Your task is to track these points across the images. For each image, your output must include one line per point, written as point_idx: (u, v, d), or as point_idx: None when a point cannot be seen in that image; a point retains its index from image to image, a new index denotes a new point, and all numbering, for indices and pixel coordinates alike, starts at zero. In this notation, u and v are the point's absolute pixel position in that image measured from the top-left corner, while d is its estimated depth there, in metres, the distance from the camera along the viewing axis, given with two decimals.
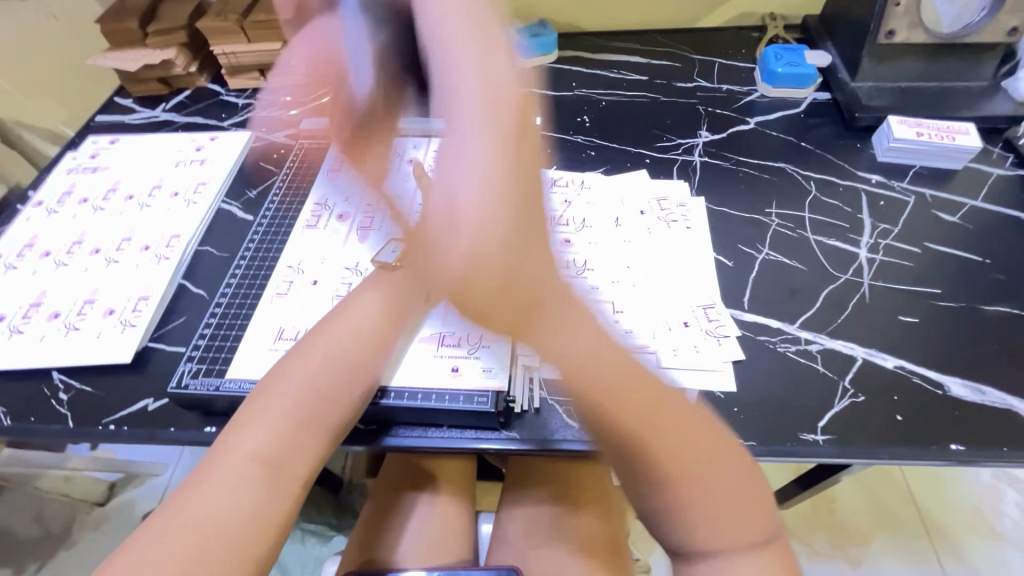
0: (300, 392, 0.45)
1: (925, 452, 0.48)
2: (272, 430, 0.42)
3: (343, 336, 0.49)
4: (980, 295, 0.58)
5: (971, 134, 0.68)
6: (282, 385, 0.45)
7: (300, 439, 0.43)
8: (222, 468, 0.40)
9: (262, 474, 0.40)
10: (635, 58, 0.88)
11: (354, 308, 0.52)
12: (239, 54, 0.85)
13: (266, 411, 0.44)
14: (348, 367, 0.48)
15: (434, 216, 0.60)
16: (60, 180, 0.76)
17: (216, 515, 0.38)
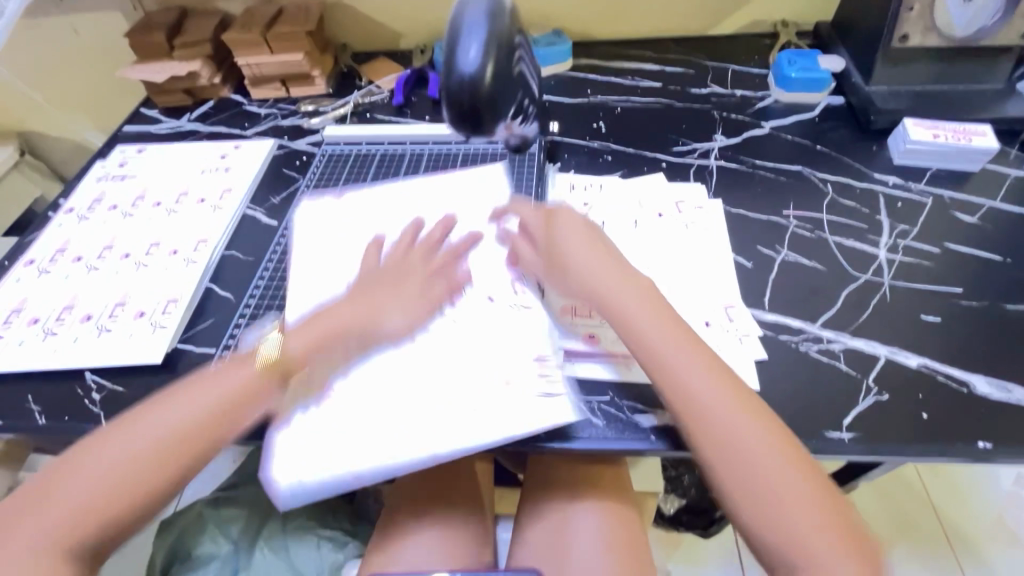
0: (160, 437, 0.46)
1: (952, 449, 0.48)
2: (125, 465, 0.45)
3: (206, 395, 0.49)
4: (1002, 294, 0.58)
5: (987, 135, 0.68)
6: (145, 424, 0.47)
7: (155, 480, 0.45)
8: (84, 468, 0.45)
9: (102, 493, 0.44)
10: (649, 65, 0.89)
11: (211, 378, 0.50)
12: (262, 65, 0.88)
13: (128, 444, 0.46)
14: (198, 422, 0.47)
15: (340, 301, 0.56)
16: (90, 188, 0.79)
17: (52, 539, 0.42)
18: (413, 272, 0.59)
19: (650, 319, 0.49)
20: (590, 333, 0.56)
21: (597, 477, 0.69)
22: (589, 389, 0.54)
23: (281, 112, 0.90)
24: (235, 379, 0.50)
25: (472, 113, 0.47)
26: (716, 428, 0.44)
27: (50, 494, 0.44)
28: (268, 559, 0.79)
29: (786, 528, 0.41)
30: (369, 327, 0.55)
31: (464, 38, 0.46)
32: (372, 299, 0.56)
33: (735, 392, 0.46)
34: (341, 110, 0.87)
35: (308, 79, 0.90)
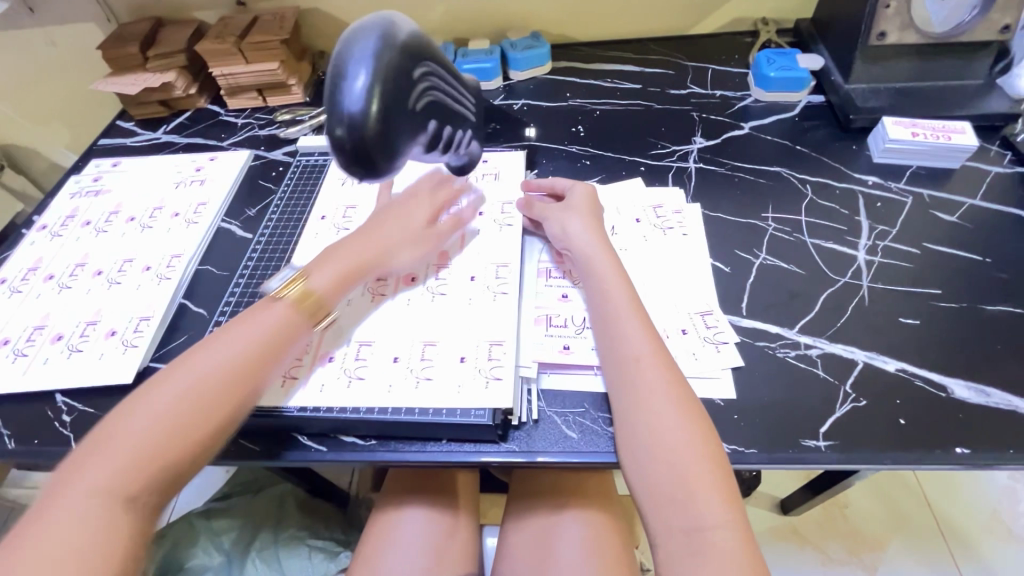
0: (215, 372, 0.46)
1: (930, 456, 0.47)
2: (186, 399, 0.44)
3: (241, 341, 0.49)
4: (982, 295, 0.57)
5: (966, 133, 0.68)
6: (197, 362, 0.47)
7: (213, 415, 0.45)
8: (104, 450, 0.42)
9: (128, 470, 0.41)
10: (629, 67, 0.88)
11: (248, 320, 0.51)
12: (237, 75, 0.86)
13: (184, 381, 0.45)
14: (235, 374, 0.47)
15: (352, 237, 0.59)
16: (63, 204, 0.78)
17: (113, 481, 0.41)
18: (417, 208, 0.63)
19: (619, 299, 0.53)
20: (564, 344, 0.56)
21: (581, 487, 0.68)
22: (564, 401, 0.53)
23: (258, 122, 0.89)
24: (281, 314, 0.52)
25: (360, 151, 0.45)
26: (642, 413, 0.46)
27: (106, 442, 0.42)
28: (259, 569, 0.86)
29: (696, 523, 0.42)
30: (384, 259, 0.59)
31: (349, 72, 0.43)
32: (382, 236, 0.59)
33: (677, 387, 0.47)
34: (318, 119, 0.87)
35: (285, 88, 0.89)
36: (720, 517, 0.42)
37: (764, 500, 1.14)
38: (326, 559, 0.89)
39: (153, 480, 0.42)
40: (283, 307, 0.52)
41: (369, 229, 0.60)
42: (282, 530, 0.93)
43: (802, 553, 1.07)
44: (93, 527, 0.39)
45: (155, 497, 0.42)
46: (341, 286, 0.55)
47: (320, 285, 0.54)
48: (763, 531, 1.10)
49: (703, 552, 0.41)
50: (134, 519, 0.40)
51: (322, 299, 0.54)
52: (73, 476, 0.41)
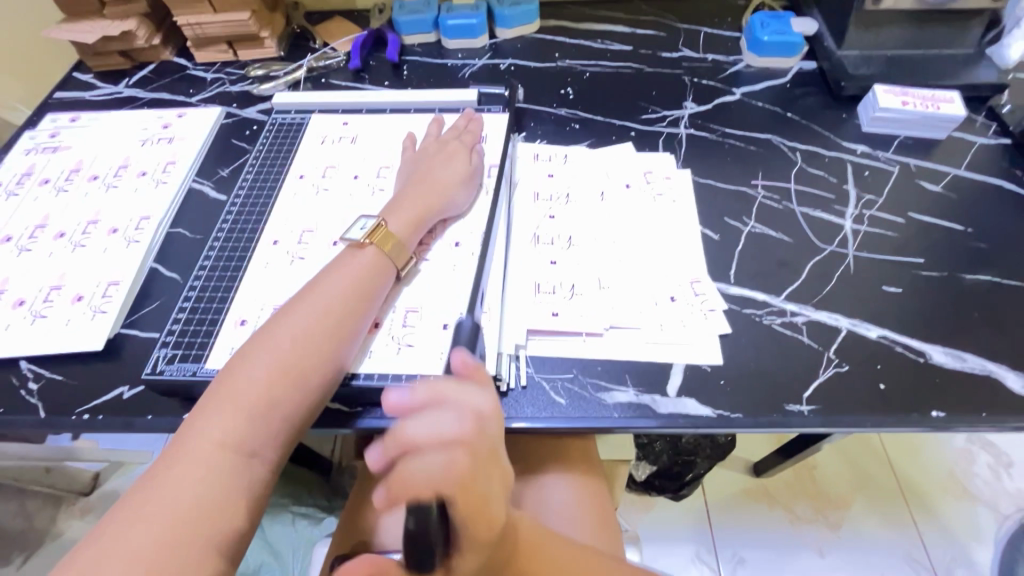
0: (312, 331, 0.47)
1: (907, 419, 0.49)
2: (287, 360, 0.46)
3: (311, 319, 0.48)
4: (962, 264, 0.58)
5: (955, 102, 0.68)
6: (291, 322, 0.48)
7: (316, 375, 0.46)
8: (186, 457, 0.41)
9: (226, 461, 0.42)
10: (620, 28, 0.85)
11: (318, 290, 0.50)
12: (205, 25, 0.80)
13: (288, 341, 0.47)
14: (314, 354, 0.47)
15: (406, 188, 0.59)
16: (18, 161, 0.73)
17: (233, 435, 0.43)
18: (459, 150, 0.63)
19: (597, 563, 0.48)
20: (553, 309, 0.55)
21: (567, 452, 0.69)
22: (552, 367, 0.53)
23: (229, 77, 0.83)
24: (364, 264, 0.52)
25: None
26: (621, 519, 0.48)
27: (222, 398, 0.44)
28: None
29: None
30: (434, 214, 0.58)
31: None
32: (438, 179, 0.59)
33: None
34: (293, 75, 0.82)
35: (257, 41, 0.83)
36: None
37: (738, 463, 1.18)
38: (310, 525, 0.93)
39: (267, 436, 0.44)
40: (366, 257, 0.52)
41: (423, 177, 0.60)
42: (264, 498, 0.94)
43: (772, 512, 1.12)
44: (219, 478, 0.41)
45: (272, 452, 0.44)
46: (413, 229, 0.56)
47: (395, 231, 0.55)
48: (736, 493, 1.14)
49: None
50: (256, 472, 0.43)
51: (400, 246, 0.54)
52: (195, 430, 0.43)
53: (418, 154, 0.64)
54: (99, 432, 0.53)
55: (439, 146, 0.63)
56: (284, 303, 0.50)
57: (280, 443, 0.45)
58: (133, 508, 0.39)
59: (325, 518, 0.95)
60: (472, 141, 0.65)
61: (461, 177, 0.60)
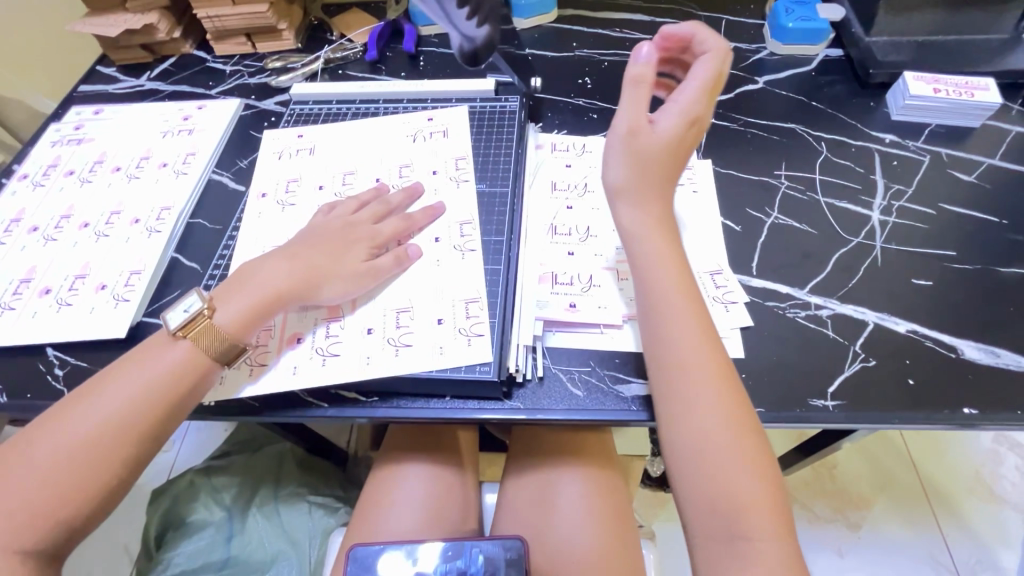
0: (116, 414, 0.43)
1: (937, 416, 0.47)
2: (64, 455, 0.41)
3: (95, 403, 0.43)
4: (995, 256, 0.56)
5: (989, 90, 0.65)
6: (83, 409, 0.43)
7: (109, 458, 0.42)
8: None
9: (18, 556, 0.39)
10: (639, 16, 0.84)
11: (118, 375, 0.45)
12: (224, 18, 0.81)
13: (61, 435, 0.42)
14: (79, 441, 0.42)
15: (274, 262, 0.51)
16: (44, 153, 0.74)
17: (7, 536, 0.39)
18: None
19: (710, 405, 0.42)
20: (571, 301, 0.54)
21: (583, 446, 0.69)
22: (569, 358, 0.52)
23: (247, 70, 0.84)
24: (167, 356, 0.46)
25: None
26: (687, 430, 0.42)
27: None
28: (261, 523, 0.90)
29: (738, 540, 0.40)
30: (293, 297, 0.50)
31: None
32: (330, 249, 0.53)
33: (749, 445, 0.42)
34: (311, 67, 0.82)
35: (275, 33, 0.84)
36: (769, 533, 0.40)
37: None
38: (325, 514, 0.92)
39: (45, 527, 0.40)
40: (175, 354, 0.46)
41: (297, 250, 0.52)
42: (282, 487, 0.95)
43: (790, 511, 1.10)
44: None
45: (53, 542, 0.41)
46: (246, 328, 0.48)
47: (221, 324, 0.47)
48: None
49: (747, 557, 0.39)
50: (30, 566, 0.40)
51: (222, 338, 0.47)
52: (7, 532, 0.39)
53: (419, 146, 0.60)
54: None
55: None
56: (86, 385, 0.45)
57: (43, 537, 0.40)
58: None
59: (340, 507, 0.94)
60: None
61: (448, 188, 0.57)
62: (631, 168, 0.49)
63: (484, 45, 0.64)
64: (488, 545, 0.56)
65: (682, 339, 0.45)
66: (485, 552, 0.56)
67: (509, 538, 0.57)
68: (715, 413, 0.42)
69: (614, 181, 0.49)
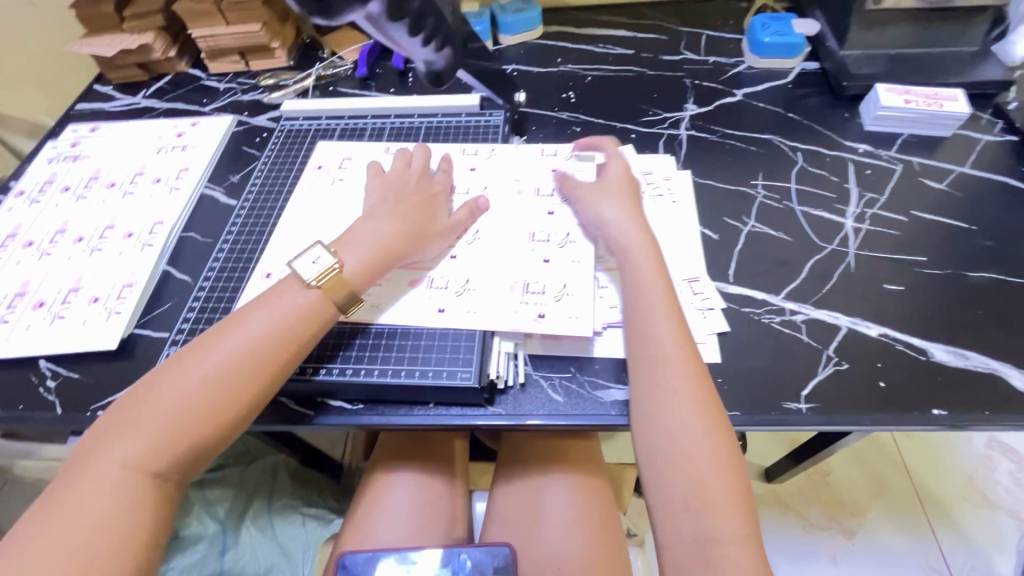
0: (249, 351, 0.46)
1: (908, 417, 0.48)
2: (206, 386, 0.44)
3: (240, 339, 0.46)
4: (966, 262, 0.57)
5: (958, 100, 0.67)
6: (222, 343, 0.46)
7: (234, 396, 0.44)
8: (101, 478, 0.41)
9: (131, 482, 0.41)
10: (622, 32, 0.86)
11: (251, 316, 0.48)
12: (218, 37, 0.83)
13: (200, 367, 0.45)
14: (225, 372, 0.45)
15: (380, 219, 0.55)
16: (41, 170, 0.76)
17: (140, 456, 0.41)
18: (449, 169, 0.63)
19: (684, 399, 0.46)
20: (539, 311, 0.53)
21: (569, 452, 0.70)
22: (550, 365, 0.54)
23: (241, 87, 0.86)
24: (296, 303, 0.48)
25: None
26: (667, 425, 0.45)
27: (132, 417, 0.43)
28: (255, 535, 0.90)
29: (704, 532, 0.42)
30: (402, 253, 0.54)
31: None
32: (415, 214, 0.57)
33: (720, 442, 0.44)
34: (303, 84, 0.84)
35: (267, 51, 0.86)
36: (732, 530, 0.41)
37: (750, 468, 1.16)
38: (319, 526, 0.94)
39: (177, 453, 0.42)
40: (301, 297, 0.49)
41: (389, 210, 0.57)
42: (276, 499, 0.96)
43: (784, 519, 1.10)
44: (127, 501, 0.40)
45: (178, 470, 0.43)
46: (371, 275, 0.52)
47: (349, 274, 0.51)
48: None
49: (712, 555, 0.41)
50: (159, 490, 0.42)
51: (351, 290, 0.50)
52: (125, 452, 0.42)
53: (397, 169, 0.62)
54: None
55: (425, 170, 0.62)
56: (223, 322, 0.48)
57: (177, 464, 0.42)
58: (34, 525, 0.39)
59: (333, 519, 0.96)
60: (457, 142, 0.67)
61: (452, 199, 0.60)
62: (626, 206, 0.57)
63: (446, 66, 0.67)
64: (476, 553, 0.57)
65: (664, 339, 0.48)
66: (473, 560, 0.56)
67: (498, 546, 0.58)
68: (687, 408, 0.45)
69: (619, 215, 0.56)
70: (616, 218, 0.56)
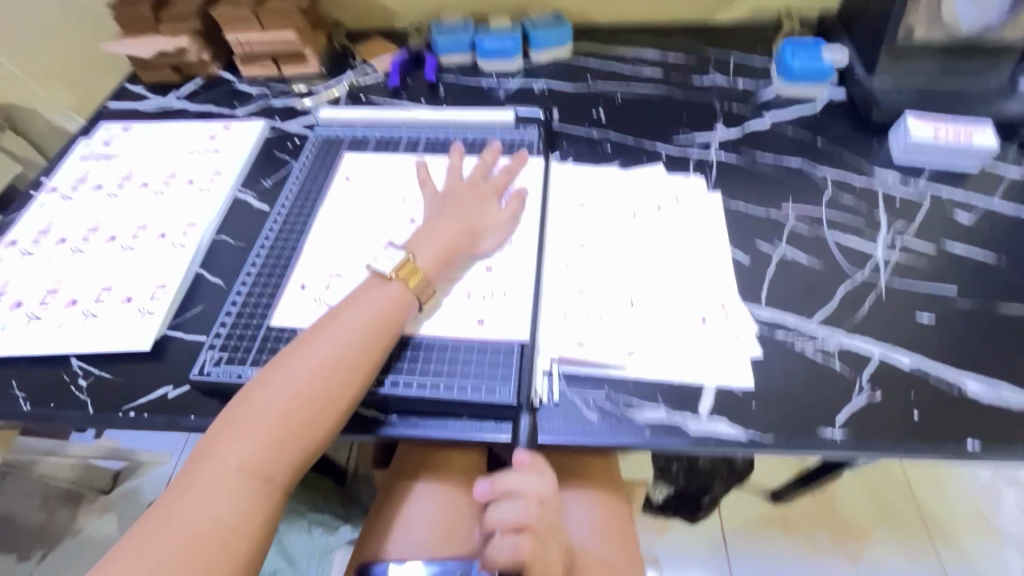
0: (350, 353, 0.47)
1: (941, 448, 0.49)
2: (309, 388, 0.45)
3: (336, 339, 0.48)
4: (996, 294, 0.58)
5: (987, 134, 0.68)
6: (319, 341, 0.47)
7: (338, 397, 0.46)
8: (212, 478, 0.41)
9: (246, 483, 0.41)
10: (651, 53, 0.87)
11: (340, 316, 0.50)
12: (253, 42, 0.84)
13: (306, 370, 0.46)
14: (325, 370, 0.46)
15: (437, 220, 0.59)
16: (73, 167, 0.76)
17: (255, 461, 0.42)
18: (490, 196, 0.62)
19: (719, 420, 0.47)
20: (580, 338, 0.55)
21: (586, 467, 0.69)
22: (584, 383, 0.54)
23: (273, 92, 0.87)
24: (382, 301, 0.51)
25: None
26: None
27: (239, 423, 0.43)
28: None
29: None
30: (463, 249, 0.58)
31: None
32: (470, 216, 0.60)
33: None
34: (334, 91, 0.85)
35: (301, 58, 0.87)
36: None
37: (756, 489, 1.16)
38: (323, 533, 0.96)
39: (289, 458, 0.43)
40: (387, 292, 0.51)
41: (449, 211, 0.60)
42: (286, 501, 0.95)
43: (791, 541, 1.10)
44: (246, 506, 0.41)
45: (288, 475, 0.43)
46: (441, 265, 0.56)
47: (422, 266, 0.55)
48: (753, 519, 1.12)
49: None
50: (274, 496, 0.42)
51: (426, 281, 0.54)
52: (232, 452, 0.42)
53: (447, 191, 0.63)
54: (143, 430, 0.54)
55: (468, 185, 0.63)
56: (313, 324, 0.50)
57: (294, 465, 0.43)
58: (153, 535, 0.38)
59: (340, 526, 0.97)
60: (490, 161, 0.66)
61: (494, 221, 0.60)
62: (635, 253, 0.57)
63: None
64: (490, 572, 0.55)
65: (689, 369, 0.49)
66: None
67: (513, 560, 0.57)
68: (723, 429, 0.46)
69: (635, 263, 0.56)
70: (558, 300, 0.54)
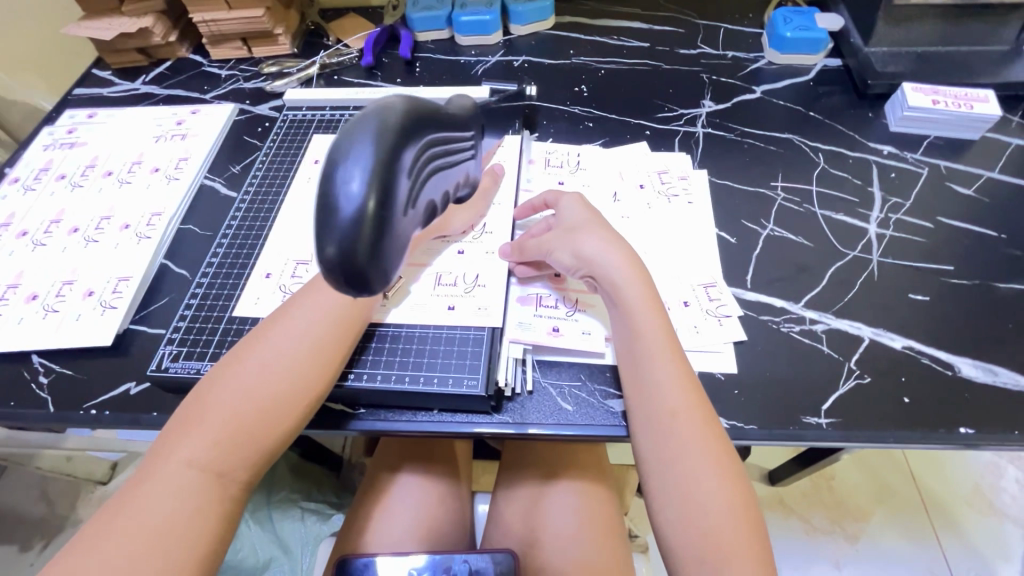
0: (307, 345, 0.45)
1: (932, 435, 0.46)
2: (264, 382, 0.43)
3: (292, 330, 0.45)
4: (996, 272, 0.55)
5: (989, 102, 0.64)
6: (274, 334, 0.45)
7: (295, 391, 0.43)
8: (162, 476, 0.39)
9: (198, 481, 0.39)
10: (637, 24, 0.83)
11: (296, 306, 0.47)
12: (220, 22, 0.80)
13: (260, 363, 0.44)
14: (282, 362, 0.44)
15: None
16: (36, 157, 0.73)
17: (207, 457, 0.40)
18: None
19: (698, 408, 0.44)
20: (554, 326, 0.53)
21: (575, 459, 0.67)
22: (559, 372, 0.52)
23: (243, 74, 0.83)
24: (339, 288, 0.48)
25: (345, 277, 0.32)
26: (673, 469, 0.42)
27: (193, 420, 0.41)
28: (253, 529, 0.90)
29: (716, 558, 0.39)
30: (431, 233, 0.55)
31: (341, 172, 0.31)
32: None
33: (722, 449, 0.43)
34: (306, 71, 0.81)
35: (271, 38, 0.83)
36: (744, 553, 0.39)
37: (753, 471, 1.14)
38: (317, 521, 0.92)
39: (244, 454, 0.41)
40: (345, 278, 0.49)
41: None
42: (275, 492, 0.94)
43: (788, 523, 1.09)
44: (196, 505, 0.38)
45: (244, 471, 0.41)
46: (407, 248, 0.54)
47: None
48: None
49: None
50: (230, 492, 0.40)
51: None
52: (183, 449, 0.40)
53: None
54: (106, 427, 0.53)
55: None
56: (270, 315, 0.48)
57: (249, 461, 0.41)
58: (96, 537, 0.36)
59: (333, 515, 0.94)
60: None
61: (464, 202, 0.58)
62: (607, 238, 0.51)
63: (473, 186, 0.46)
64: (475, 559, 0.56)
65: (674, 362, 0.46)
66: (472, 566, 0.56)
67: (498, 551, 0.57)
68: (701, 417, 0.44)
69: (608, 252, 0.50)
70: (597, 252, 0.50)
